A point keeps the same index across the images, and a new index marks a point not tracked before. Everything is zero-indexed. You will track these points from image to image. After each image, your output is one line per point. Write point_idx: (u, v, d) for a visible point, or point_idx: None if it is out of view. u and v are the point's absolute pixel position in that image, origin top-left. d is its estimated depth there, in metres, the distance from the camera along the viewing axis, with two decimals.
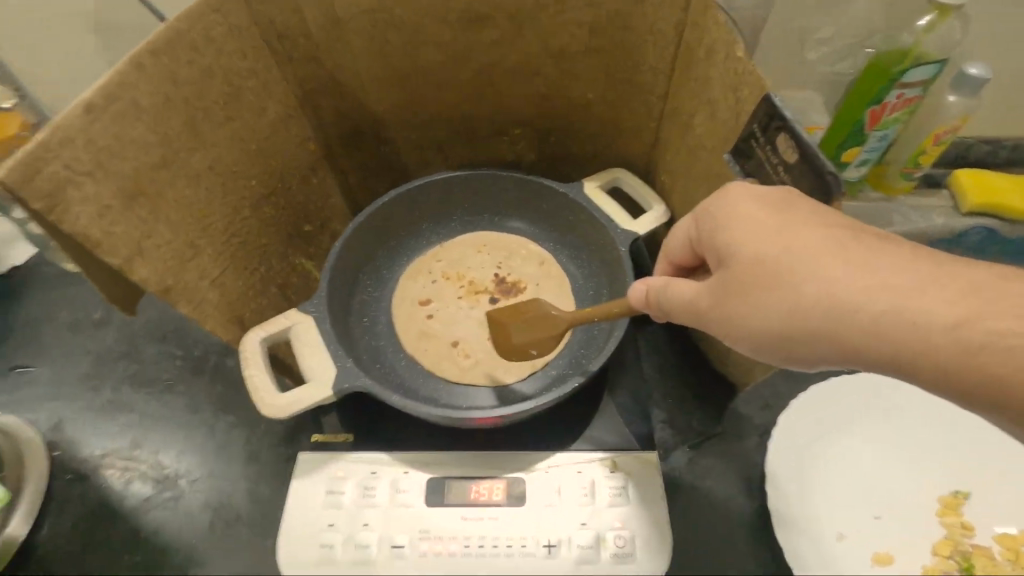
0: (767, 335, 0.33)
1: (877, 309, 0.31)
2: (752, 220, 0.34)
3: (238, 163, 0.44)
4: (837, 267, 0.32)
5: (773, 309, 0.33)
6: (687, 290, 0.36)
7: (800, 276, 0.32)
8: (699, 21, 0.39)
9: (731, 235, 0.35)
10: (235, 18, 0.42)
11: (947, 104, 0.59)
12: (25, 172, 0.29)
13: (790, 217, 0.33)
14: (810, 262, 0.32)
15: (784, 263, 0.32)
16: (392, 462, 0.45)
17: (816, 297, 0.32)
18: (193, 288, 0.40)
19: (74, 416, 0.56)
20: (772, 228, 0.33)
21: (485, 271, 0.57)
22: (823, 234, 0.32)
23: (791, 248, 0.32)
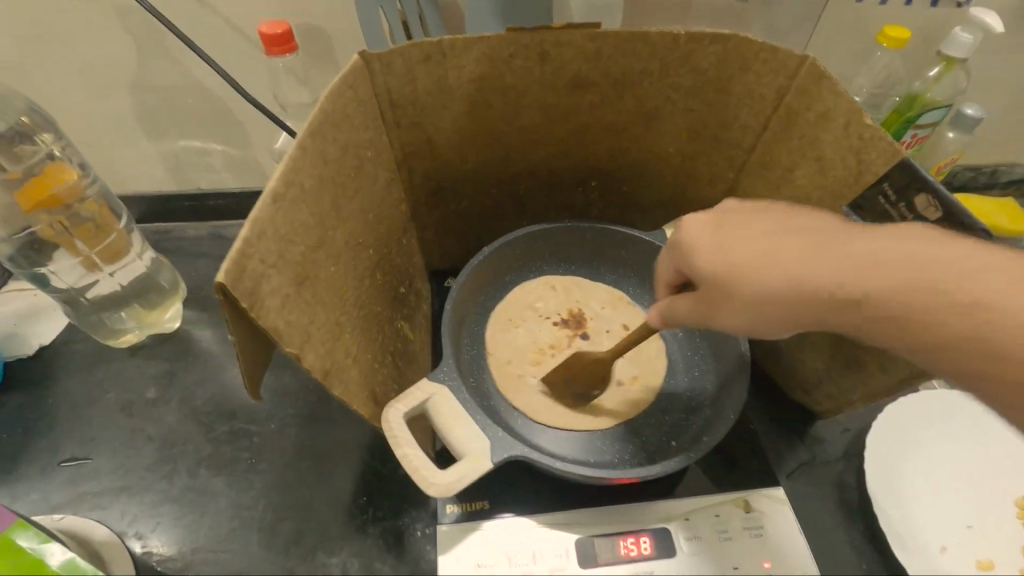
0: (757, 304, 0.37)
1: (848, 264, 0.35)
2: (703, 243, 0.39)
3: (362, 235, 0.44)
4: (793, 248, 0.36)
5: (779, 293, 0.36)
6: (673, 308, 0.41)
7: (747, 269, 0.37)
8: (808, 89, 0.44)
9: (693, 227, 0.40)
10: (362, 93, 0.42)
11: (946, 140, 0.63)
12: (235, 270, 0.28)
13: (736, 223, 0.39)
14: (761, 237, 0.38)
15: (731, 260, 0.38)
16: (535, 527, 0.46)
17: (769, 257, 0.37)
18: (342, 368, 0.39)
19: (151, 509, 0.52)
20: (739, 227, 0.39)
21: (545, 334, 0.57)
22: (761, 215, 0.39)
23: (744, 240, 0.38)
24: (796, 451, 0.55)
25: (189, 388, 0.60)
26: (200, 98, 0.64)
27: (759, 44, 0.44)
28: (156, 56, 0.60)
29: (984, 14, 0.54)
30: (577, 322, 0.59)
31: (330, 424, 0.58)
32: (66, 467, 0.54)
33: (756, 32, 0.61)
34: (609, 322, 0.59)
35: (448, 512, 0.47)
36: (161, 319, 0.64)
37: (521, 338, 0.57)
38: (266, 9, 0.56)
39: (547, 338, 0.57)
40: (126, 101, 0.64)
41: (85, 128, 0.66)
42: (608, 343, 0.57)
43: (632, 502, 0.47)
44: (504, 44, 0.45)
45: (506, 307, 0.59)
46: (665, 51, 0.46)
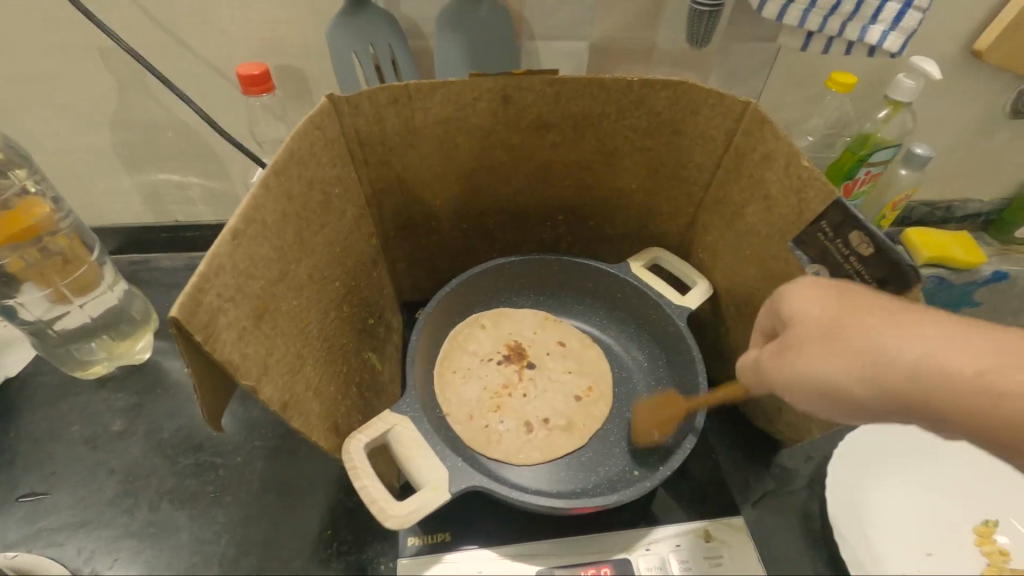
0: (835, 391, 0.35)
1: (938, 372, 0.34)
2: (803, 311, 0.36)
3: (327, 268, 0.45)
4: (890, 336, 0.34)
5: (866, 392, 0.34)
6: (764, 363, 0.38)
7: (852, 354, 0.34)
8: (753, 131, 0.47)
9: (801, 306, 0.37)
10: (329, 133, 0.44)
11: (899, 177, 0.66)
12: (190, 305, 0.29)
13: (848, 303, 0.36)
14: (869, 327, 0.35)
15: (835, 339, 0.35)
16: (498, 558, 0.46)
17: (873, 350, 0.34)
18: (302, 400, 0.39)
19: (109, 546, 0.51)
20: (833, 313, 0.36)
21: (494, 376, 0.57)
22: (862, 302, 0.36)
23: (839, 326, 0.35)
24: (761, 480, 0.55)
25: (155, 421, 0.60)
26: (179, 134, 0.66)
27: (707, 90, 0.47)
28: (136, 94, 0.62)
29: (923, 62, 0.58)
30: (518, 354, 0.59)
31: (297, 457, 0.57)
32: (24, 503, 0.53)
33: (712, 75, 0.64)
34: (545, 343, 0.61)
35: (410, 545, 0.47)
36: (130, 350, 0.64)
37: (481, 374, 0.57)
38: (244, 51, 0.59)
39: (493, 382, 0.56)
40: (106, 136, 0.65)
41: (64, 162, 0.67)
42: (554, 365, 0.59)
43: (594, 533, 0.48)
44: (466, 87, 0.47)
45: (471, 342, 0.60)
46: (620, 95, 0.49)
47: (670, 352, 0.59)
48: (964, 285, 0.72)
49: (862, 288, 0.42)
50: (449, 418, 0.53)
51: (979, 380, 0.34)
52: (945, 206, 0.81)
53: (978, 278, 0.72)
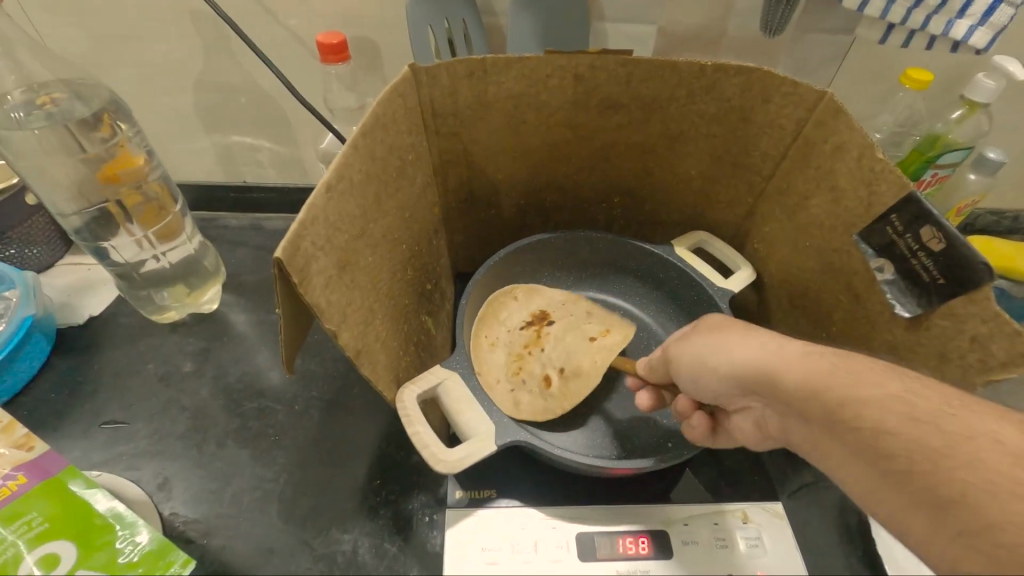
0: (704, 369, 0.42)
1: (801, 390, 0.36)
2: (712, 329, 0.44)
3: (398, 230, 0.47)
4: (756, 359, 0.39)
5: (769, 406, 0.40)
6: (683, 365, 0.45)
7: (712, 368, 0.41)
8: (825, 121, 0.47)
9: (679, 342, 0.45)
10: (409, 101, 0.47)
11: (968, 182, 0.64)
12: (290, 248, 0.32)
13: (724, 330, 0.42)
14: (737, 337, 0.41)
15: (698, 361, 0.42)
16: (539, 518, 0.48)
17: (729, 365, 0.40)
18: (371, 350, 0.42)
19: (180, 474, 0.55)
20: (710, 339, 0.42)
21: (517, 340, 0.59)
22: (736, 327, 0.42)
23: (714, 346, 0.42)
24: (801, 473, 0.55)
25: (222, 366, 0.64)
26: (256, 98, 0.69)
27: (782, 78, 0.47)
28: (221, 57, 0.65)
29: (1007, 62, 0.55)
30: (541, 321, 0.60)
31: (350, 411, 0.61)
32: (106, 430, 0.58)
33: (782, 66, 0.63)
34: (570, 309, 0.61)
35: (455, 497, 0.50)
36: (200, 300, 0.69)
37: (507, 339, 0.58)
38: (325, 21, 0.61)
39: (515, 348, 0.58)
40: (189, 97, 0.69)
41: (150, 120, 0.72)
42: (577, 328, 0.60)
43: (631, 502, 0.49)
44: (541, 64, 0.48)
45: (503, 312, 0.60)
46: (692, 79, 0.49)
47: None
48: None
49: (927, 283, 0.42)
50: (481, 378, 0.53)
51: (862, 410, 0.34)
52: (1013, 216, 0.78)
53: None
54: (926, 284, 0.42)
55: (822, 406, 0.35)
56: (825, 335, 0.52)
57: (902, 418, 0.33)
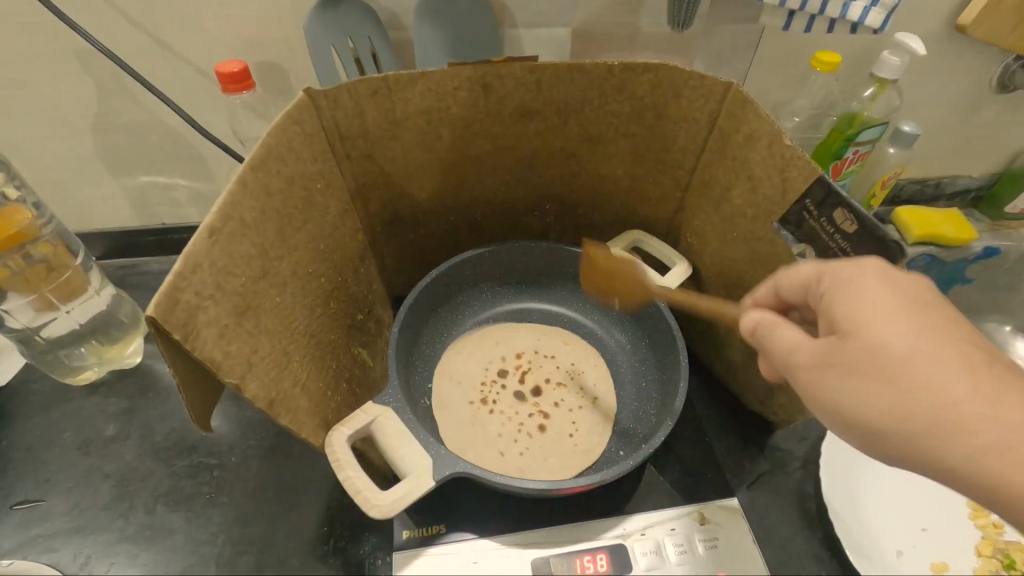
0: (845, 327, 0.33)
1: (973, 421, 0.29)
2: (862, 291, 0.33)
3: (312, 263, 0.45)
4: (948, 378, 0.30)
5: (876, 398, 0.31)
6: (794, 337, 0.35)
7: (888, 341, 0.31)
8: (736, 112, 0.47)
9: (832, 286, 0.35)
10: (308, 127, 0.44)
11: (889, 156, 0.66)
12: (166, 303, 0.29)
13: (880, 284, 0.33)
14: (875, 307, 0.32)
15: (866, 320, 0.32)
16: (493, 548, 0.46)
17: (883, 336, 0.31)
18: (289, 396, 0.39)
19: (105, 550, 0.51)
20: (894, 296, 0.33)
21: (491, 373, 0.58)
22: (909, 303, 0.32)
23: (885, 313, 0.32)
24: (755, 462, 0.55)
25: (149, 424, 0.59)
26: (161, 134, 0.65)
27: (689, 72, 0.46)
28: (114, 95, 0.61)
29: (909, 38, 0.57)
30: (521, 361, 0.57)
31: (291, 456, 0.57)
32: (18, 511, 0.53)
33: (698, 58, 0.64)
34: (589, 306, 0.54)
35: (403, 538, 0.47)
36: (122, 354, 0.64)
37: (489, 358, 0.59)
38: (223, 49, 0.58)
39: (473, 394, 0.55)
40: (88, 140, 0.65)
41: (47, 169, 0.67)
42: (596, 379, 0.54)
43: (587, 519, 0.48)
44: (445, 77, 0.47)
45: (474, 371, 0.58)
46: (602, 80, 0.48)
47: (653, 332, 0.59)
48: (958, 261, 0.72)
49: None
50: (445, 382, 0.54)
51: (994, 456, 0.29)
52: (935, 183, 0.81)
53: (974, 253, 0.71)
54: None
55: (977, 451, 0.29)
56: None
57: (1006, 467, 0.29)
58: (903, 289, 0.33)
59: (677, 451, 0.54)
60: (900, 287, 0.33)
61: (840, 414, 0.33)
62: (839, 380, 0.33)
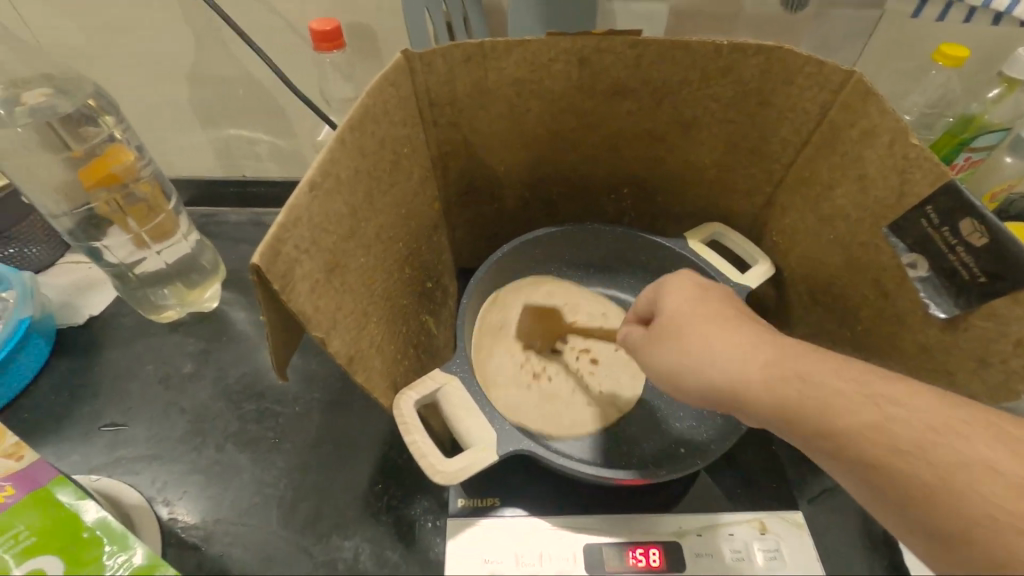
0: (677, 377, 0.37)
1: (810, 397, 0.33)
2: (681, 293, 0.40)
3: (393, 228, 0.45)
4: (807, 364, 0.34)
5: (704, 380, 0.36)
6: (663, 356, 0.38)
7: (706, 339, 0.36)
8: (854, 104, 0.43)
9: (670, 284, 0.41)
10: (402, 91, 0.44)
11: (1005, 165, 0.59)
12: (269, 253, 0.30)
13: (713, 301, 0.39)
14: (707, 323, 0.37)
15: (689, 322, 0.38)
16: (545, 528, 0.46)
17: (708, 354, 0.36)
18: (366, 356, 0.40)
19: (180, 479, 0.54)
20: (693, 301, 0.39)
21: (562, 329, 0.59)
22: (729, 318, 0.37)
23: (697, 320, 0.38)
24: (821, 477, 0.52)
25: (222, 367, 0.62)
26: (251, 89, 0.67)
27: (805, 57, 0.43)
28: (212, 47, 0.63)
29: None
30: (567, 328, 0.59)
31: (351, 413, 0.59)
32: (105, 433, 0.57)
33: (804, 44, 0.59)
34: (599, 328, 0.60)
35: (457, 506, 0.48)
36: (201, 298, 0.67)
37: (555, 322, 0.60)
38: (319, 8, 0.58)
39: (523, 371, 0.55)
40: (183, 90, 0.67)
41: (146, 115, 0.70)
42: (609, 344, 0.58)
43: (643, 512, 0.47)
44: (543, 48, 0.45)
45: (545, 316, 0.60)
46: (707, 60, 0.45)
47: None
48: None
49: (967, 282, 0.39)
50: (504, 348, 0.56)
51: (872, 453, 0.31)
52: None
53: None
54: (965, 282, 0.39)
55: (817, 412, 0.32)
56: (849, 332, 0.49)
57: (932, 470, 0.29)
58: (711, 297, 0.39)
59: (739, 455, 0.53)
60: (717, 304, 0.39)
61: (668, 376, 0.38)
62: (663, 351, 0.38)
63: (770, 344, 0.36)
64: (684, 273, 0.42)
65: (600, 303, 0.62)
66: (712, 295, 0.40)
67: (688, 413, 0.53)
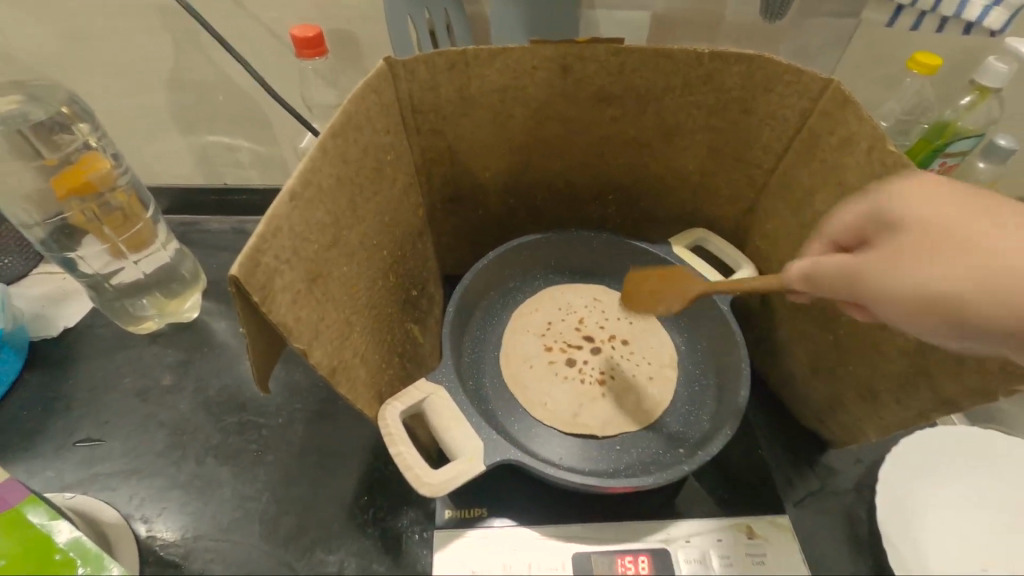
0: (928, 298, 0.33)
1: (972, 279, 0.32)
2: (945, 195, 0.35)
3: (377, 236, 0.45)
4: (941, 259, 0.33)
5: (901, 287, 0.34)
6: (904, 291, 0.34)
7: (987, 230, 0.33)
8: (832, 112, 0.44)
9: (897, 194, 0.37)
10: (385, 98, 0.44)
11: (978, 170, 0.60)
12: (249, 264, 0.29)
13: (958, 195, 0.35)
14: (977, 224, 0.33)
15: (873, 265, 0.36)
16: (533, 537, 0.46)
17: (927, 278, 0.33)
18: (349, 367, 0.39)
19: (158, 494, 0.53)
20: (950, 200, 0.35)
21: (562, 332, 0.58)
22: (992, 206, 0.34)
23: (968, 237, 0.33)
24: (805, 480, 0.52)
25: (203, 379, 0.61)
26: (231, 95, 0.66)
27: (785, 65, 0.44)
28: (191, 53, 0.62)
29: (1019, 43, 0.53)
30: (576, 330, 0.58)
31: (335, 423, 0.58)
32: (80, 449, 0.55)
33: (783, 52, 0.60)
34: (599, 317, 0.59)
35: (444, 517, 0.47)
36: (180, 309, 0.66)
37: (551, 325, 0.58)
38: (300, 14, 0.58)
39: (562, 384, 0.53)
40: (162, 96, 0.66)
41: (124, 122, 0.69)
42: (614, 322, 0.59)
43: (630, 519, 0.47)
44: (526, 56, 0.45)
45: (532, 322, 0.59)
46: (689, 68, 0.46)
47: (713, 336, 0.57)
48: None
49: None
50: (505, 362, 0.56)
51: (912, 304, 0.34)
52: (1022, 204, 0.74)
53: None
54: None
55: (1010, 272, 0.31)
56: (831, 337, 0.50)
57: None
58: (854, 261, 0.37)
59: (725, 459, 0.53)
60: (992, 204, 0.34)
61: (902, 304, 0.34)
62: (914, 263, 0.34)
63: (995, 233, 0.33)
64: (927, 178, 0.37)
65: (553, 298, 0.61)
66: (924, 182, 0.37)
67: (676, 417, 0.53)
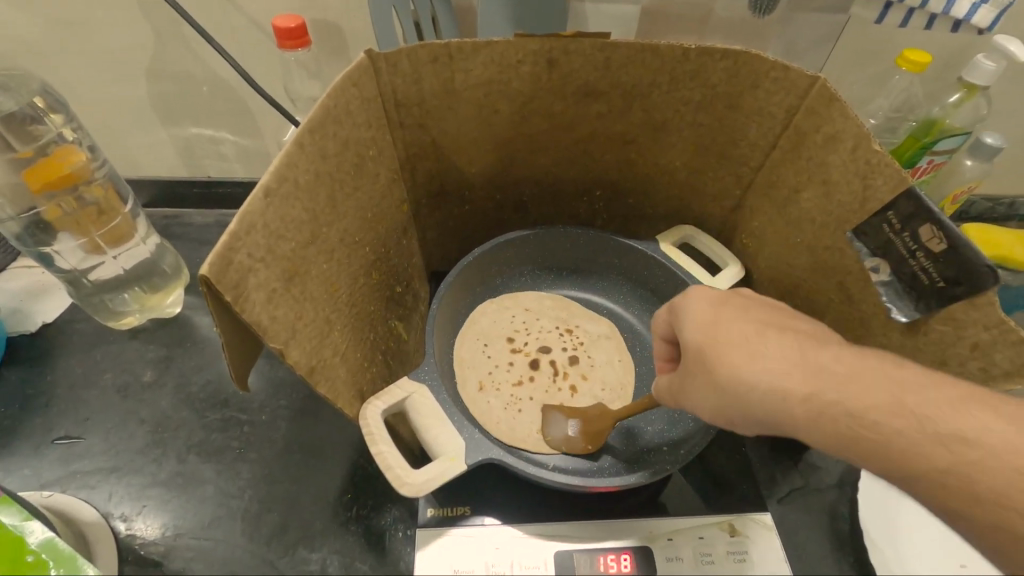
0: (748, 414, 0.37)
1: (837, 406, 0.36)
2: (734, 344, 0.38)
3: (359, 232, 0.44)
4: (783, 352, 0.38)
5: (753, 373, 0.37)
6: (698, 391, 0.39)
7: (731, 357, 0.38)
8: (818, 108, 0.44)
9: (751, 371, 0.37)
10: (366, 91, 0.43)
11: (964, 168, 0.59)
12: (220, 263, 0.29)
13: (727, 319, 0.40)
14: (731, 346, 0.38)
15: (717, 351, 0.38)
16: (515, 534, 0.46)
17: (758, 399, 0.37)
18: (328, 366, 0.39)
19: (138, 493, 0.52)
20: (730, 333, 0.39)
21: (517, 396, 0.53)
22: (751, 343, 0.38)
23: (715, 347, 0.39)
24: (790, 477, 0.52)
25: (185, 375, 0.60)
26: (212, 85, 0.64)
27: (772, 62, 0.43)
28: (169, 41, 0.60)
29: (1008, 41, 0.51)
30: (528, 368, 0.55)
31: (318, 419, 0.57)
32: (59, 447, 0.54)
33: (772, 48, 0.59)
34: (501, 350, 0.57)
35: (427, 515, 0.47)
36: (162, 304, 0.65)
37: (495, 391, 0.53)
38: (283, 5, 0.57)
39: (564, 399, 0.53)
40: (141, 86, 0.65)
41: (102, 112, 0.67)
42: (501, 328, 0.59)
43: (614, 516, 0.47)
44: (511, 49, 0.44)
45: (487, 409, 0.52)
46: (675, 64, 0.45)
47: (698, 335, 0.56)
48: None
49: (926, 287, 0.40)
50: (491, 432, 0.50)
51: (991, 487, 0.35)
52: (1008, 202, 0.74)
53: None
54: (924, 287, 0.40)
55: (858, 439, 0.36)
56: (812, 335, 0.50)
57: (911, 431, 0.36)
58: (731, 303, 0.41)
59: (709, 457, 0.53)
60: (737, 327, 0.39)
61: (726, 414, 0.38)
62: (738, 367, 0.37)
63: (766, 370, 0.37)
64: (689, 304, 0.41)
65: (475, 336, 0.58)
66: (739, 334, 0.39)
67: (660, 416, 0.54)
